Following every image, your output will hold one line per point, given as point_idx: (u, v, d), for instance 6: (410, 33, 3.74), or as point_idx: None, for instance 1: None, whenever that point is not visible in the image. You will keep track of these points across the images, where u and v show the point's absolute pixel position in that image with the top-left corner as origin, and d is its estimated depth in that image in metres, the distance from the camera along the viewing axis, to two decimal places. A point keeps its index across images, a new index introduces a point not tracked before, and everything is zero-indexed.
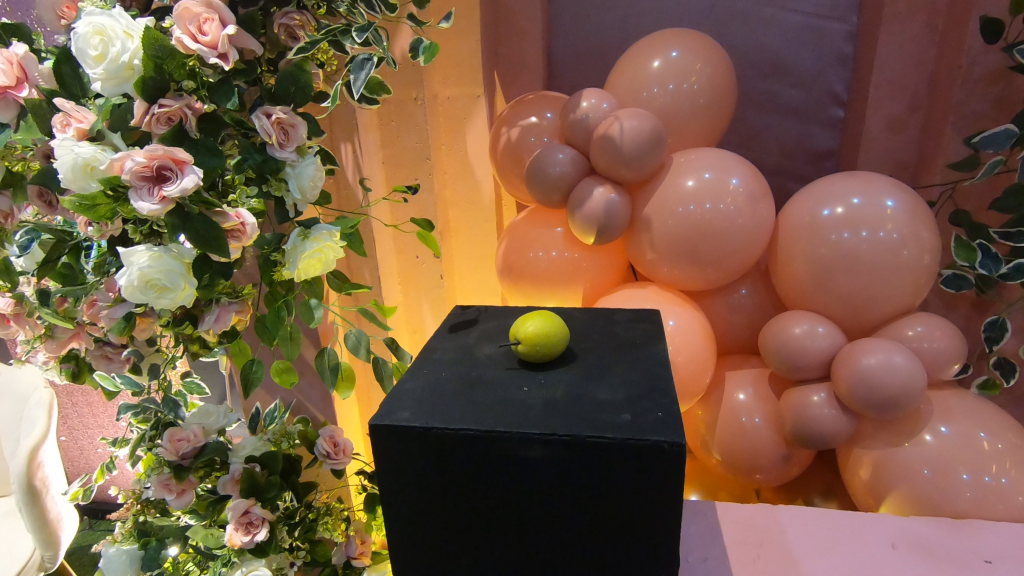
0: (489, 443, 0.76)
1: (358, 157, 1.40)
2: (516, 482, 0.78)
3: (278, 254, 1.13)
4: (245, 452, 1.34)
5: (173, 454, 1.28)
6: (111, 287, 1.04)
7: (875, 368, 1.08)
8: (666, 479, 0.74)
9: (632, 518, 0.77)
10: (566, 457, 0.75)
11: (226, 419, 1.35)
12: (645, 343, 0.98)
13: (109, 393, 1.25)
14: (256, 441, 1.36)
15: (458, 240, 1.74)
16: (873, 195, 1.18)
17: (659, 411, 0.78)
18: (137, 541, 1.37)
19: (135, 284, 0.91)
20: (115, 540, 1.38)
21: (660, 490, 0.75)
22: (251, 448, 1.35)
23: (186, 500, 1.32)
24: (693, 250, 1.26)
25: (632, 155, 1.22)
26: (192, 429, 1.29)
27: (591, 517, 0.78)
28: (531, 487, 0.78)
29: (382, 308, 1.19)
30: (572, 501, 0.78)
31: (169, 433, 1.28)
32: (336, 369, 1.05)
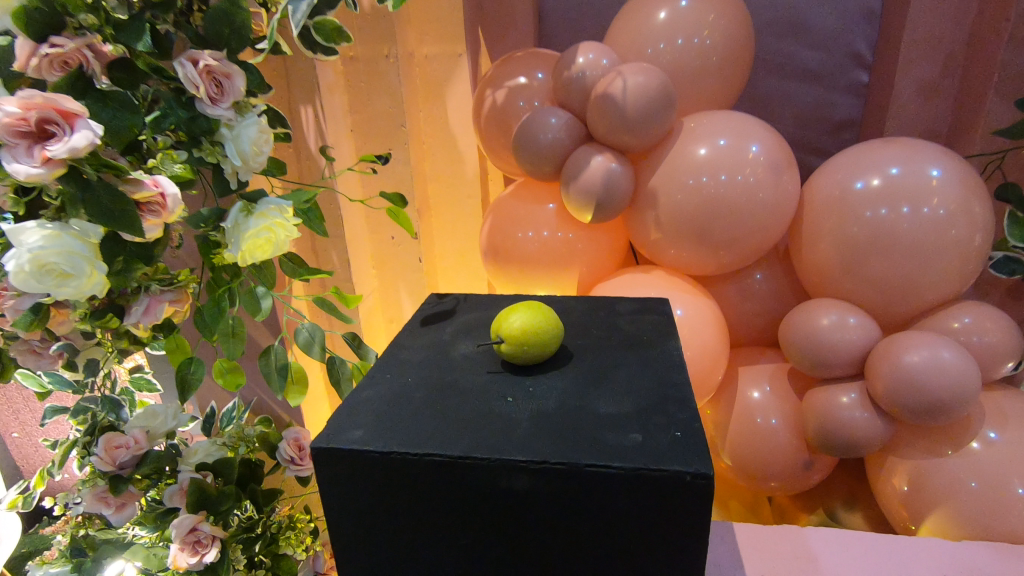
0: (462, 472, 0.60)
1: (321, 123, 1.22)
2: (495, 520, 0.62)
3: (217, 234, 0.94)
4: (195, 458, 1.17)
5: (109, 464, 1.09)
6: None
7: (918, 366, 0.93)
8: (685, 519, 0.58)
9: (641, 564, 0.62)
10: (560, 491, 0.59)
11: (175, 421, 1.17)
12: (653, 340, 0.82)
13: (39, 391, 1.10)
14: (209, 445, 1.19)
15: (439, 219, 1.56)
16: (915, 165, 1.01)
17: (677, 429, 0.62)
18: (70, 562, 1.16)
19: (26, 269, 0.72)
20: (45, 560, 1.16)
21: (679, 534, 0.59)
22: (204, 453, 1.18)
23: (127, 514, 1.16)
24: (705, 229, 1.09)
25: (637, 118, 1.05)
26: (133, 433, 1.12)
27: (591, 561, 0.62)
28: (516, 527, 0.62)
29: (345, 298, 1.01)
30: (567, 544, 0.62)
31: (105, 439, 1.09)
32: (284, 372, 0.88)
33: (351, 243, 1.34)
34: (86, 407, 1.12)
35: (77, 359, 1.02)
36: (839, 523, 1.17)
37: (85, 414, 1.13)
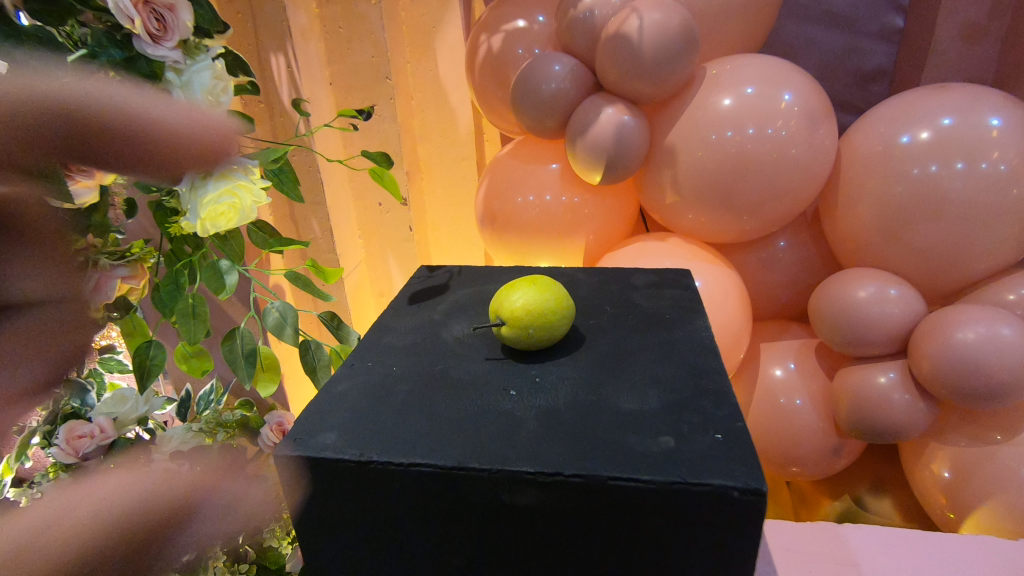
0: (456, 485, 0.50)
1: (295, 73, 1.07)
2: (497, 539, 0.52)
3: (172, 199, 0.82)
4: (172, 446, 0.97)
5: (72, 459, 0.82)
6: None
7: (971, 345, 0.83)
8: (728, 541, 0.48)
9: None
10: (576, 508, 0.49)
11: (149, 407, 0.93)
12: (677, 319, 0.71)
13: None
14: (185, 431, 0.99)
15: (430, 183, 1.43)
16: (972, 115, 0.88)
17: (716, 431, 0.51)
18: None
19: None
20: None
21: (718, 558, 0.49)
22: (179, 440, 0.98)
23: None
24: (730, 191, 0.96)
25: (655, 63, 0.91)
26: (100, 420, 0.85)
27: None
28: (522, 547, 0.52)
29: (323, 272, 0.89)
30: (580, 566, 0.52)
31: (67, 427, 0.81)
32: (252, 358, 0.77)
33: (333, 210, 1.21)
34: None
35: None
36: (866, 510, 1.09)
37: None
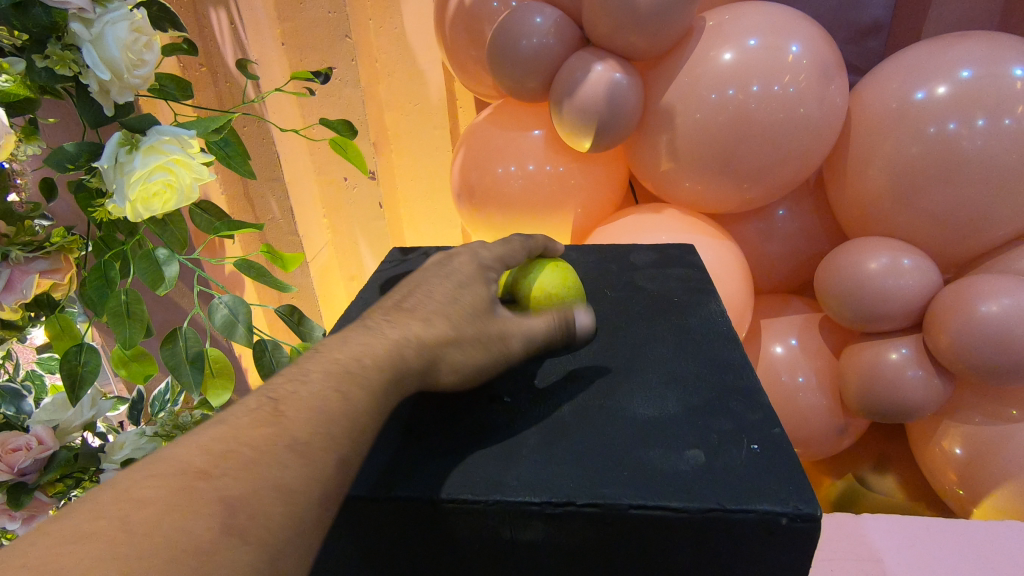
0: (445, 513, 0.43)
1: (238, 30, 0.93)
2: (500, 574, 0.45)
3: (93, 180, 0.69)
4: (122, 454, 0.84)
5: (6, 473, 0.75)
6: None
7: (994, 319, 0.77)
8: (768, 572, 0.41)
9: None
10: (589, 541, 0.41)
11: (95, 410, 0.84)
12: (687, 303, 0.63)
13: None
14: (138, 436, 0.86)
15: (399, 155, 1.32)
16: (994, 65, 0.80)
17: (751, 441, 0.43)
18: None
19: None
20: None
21: None
22: (133, 447, 0.85)
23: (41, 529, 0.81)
24: (732, 155, 0.87)
25: (651, 11, 0.80)
26: (35, 431, 0.77)
27: None
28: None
29: (280, 258, 0.78)
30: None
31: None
32: (199, 363, 0.66)
33: (292, 187, 1.09)
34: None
35: None
36: (869, 488, 1.05)
37: None
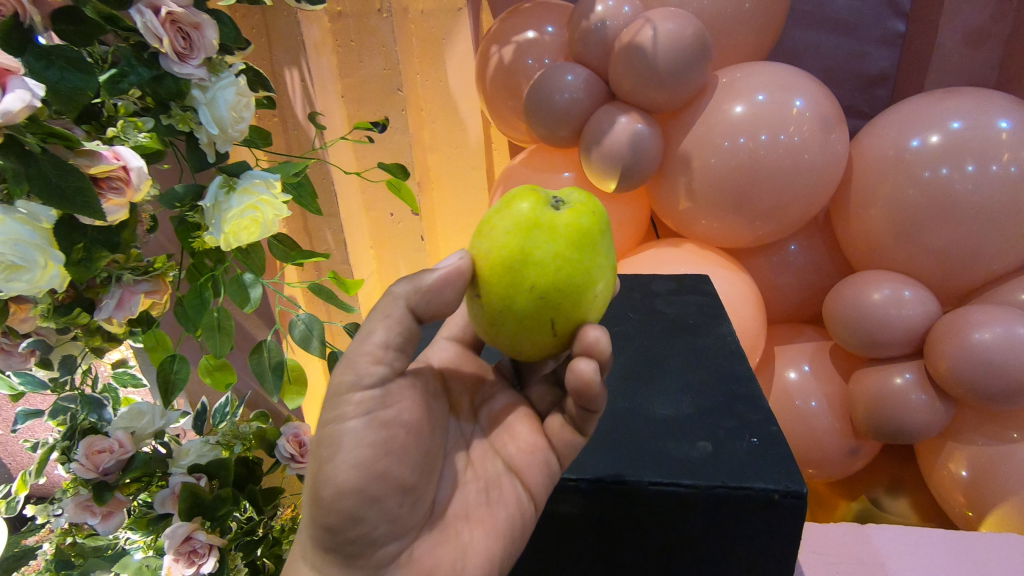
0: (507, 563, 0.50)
1: (309, 87, 1.07)
2: (550, 541, 0.57)
3: (195, 216, 0.78)
4: (188, 460, 0.90)
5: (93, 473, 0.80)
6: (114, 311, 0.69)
7: (988, 346, 0.85)
8: (759, 541, 0.52)
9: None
10: (621, 511, 0.53)
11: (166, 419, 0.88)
12: (701, 324, 0.74)
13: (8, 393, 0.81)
14: (202, 444, 0.92)
15: (440, 194, 1.45)
16: (981, 117, 0.89)
17: (752, 436, 0.55)
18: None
19: None
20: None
21: (759, 552, 0.53)
22: (196, 454, 0.91)
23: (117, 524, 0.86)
24: (744, 197, 0.97)
25: (669, 72, 0.92)
26: (118, 435, 0.82)
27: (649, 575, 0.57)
28: (570, 548, 0.57)
29: (345, 283, 0.88)
30: (618, 561, 0.57)
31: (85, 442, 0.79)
32: (279, 371, 0.78)
33: (347, 221, 1.22)
34: (63, 407, 0.82)
35: (49, 355, 0.77)
36: (882, 510, 1.12)
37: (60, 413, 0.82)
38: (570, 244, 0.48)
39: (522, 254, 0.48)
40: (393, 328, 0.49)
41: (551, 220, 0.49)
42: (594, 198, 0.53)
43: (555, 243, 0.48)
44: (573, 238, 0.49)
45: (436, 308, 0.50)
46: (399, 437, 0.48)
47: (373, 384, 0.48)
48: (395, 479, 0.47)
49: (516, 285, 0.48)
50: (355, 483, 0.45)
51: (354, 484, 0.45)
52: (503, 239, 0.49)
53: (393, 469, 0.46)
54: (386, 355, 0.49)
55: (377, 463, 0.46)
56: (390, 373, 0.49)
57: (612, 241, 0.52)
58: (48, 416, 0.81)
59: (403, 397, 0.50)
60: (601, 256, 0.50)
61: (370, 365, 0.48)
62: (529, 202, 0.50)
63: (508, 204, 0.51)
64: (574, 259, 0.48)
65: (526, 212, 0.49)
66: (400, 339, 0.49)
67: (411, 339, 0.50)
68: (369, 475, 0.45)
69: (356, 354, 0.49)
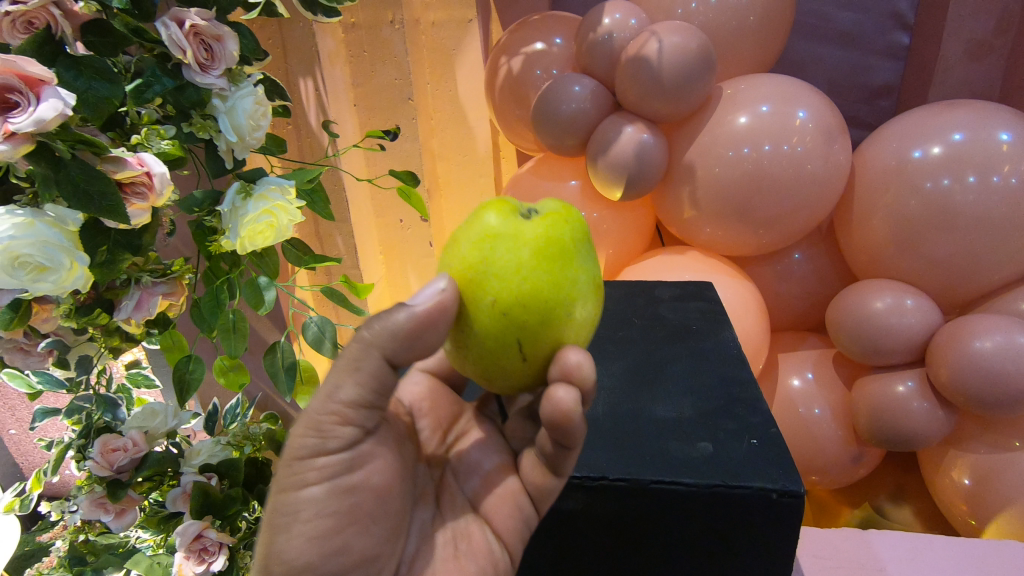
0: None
1: (322, 96, 1.10)
2: (562, 535, 0.62)
3: (212, 220, 0.80)
4: (200, 459, 0.91)
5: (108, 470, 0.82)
6: (141, 306, 0.72)
7: (989, 355, 0.86)
8: (754, 534, 0.57)
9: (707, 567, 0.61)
10: (629, 508, 0.57)
11: (178, 419, 0.90)
12: (703, 331, 0.77)
13: (27, 392, 0.83)
14: (213, 444, 0.93)
15: (449, 201, 1.48)
16: (981, 129, 0.91)
17: (750, 438, 0.59)
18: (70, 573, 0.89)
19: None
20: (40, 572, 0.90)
21: (757, 545, 0.58)
22: (207, 454, 0.92)
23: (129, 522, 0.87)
24: (748, 206, 0.99)
25: (674, 84, 0.94)
26: (132, 434, 0.84)
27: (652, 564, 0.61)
28: (579, 540, 0.62)
29: (357, 287, 0.89)
30: (619, 554, 0.61)
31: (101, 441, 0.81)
32: (292, 371, 0.80)
33: (358, 227, 1.24)
34: (79, 407, 0.83)
35: (68, 355, 0.78)
36: (886, 518, 1.14)
37: (77, 414, 0.84)
38: (532, 255, 0.48)
39: (482, 266, 0.48)
40: (362, 379, 0.48)
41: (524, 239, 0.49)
42: (575, 213, 0.52)
43: (517, 255, 0.48)
44: (537, 250, 0.48)
45: (412, 349, 0.48)
46: (362, 507, 0.49)
47: (339, 451, 0.48)
48: (356, 551, 0.49)
49: (477, 298, 0.49)
50: (311, 556, 0.47)
51: (311, 557, 0.47)
52: (467, 251, 0.50)
53: (351, 542, 0.49)
54: (354, 417, 0.49)
55: (336, 535, 0.48)
56: (357, 436, 0.49)
57: (590, 256, 0.51)
58: (64, 414, 0.82)
59: (369, 463, 0.50)
60: (572, 269, 0.49)
61: (338, 429, 0.48)
62: (498, 216, 0.51)
63: (480, 218, 0.52)
64: (536, 270, 0.48)
65: (493, 225, 0.50)
66: (368, 395, 0.48)
67: (384, 391, 0.49)
68: (327, 548, 0.48)
69: (320, 415, 0.48)
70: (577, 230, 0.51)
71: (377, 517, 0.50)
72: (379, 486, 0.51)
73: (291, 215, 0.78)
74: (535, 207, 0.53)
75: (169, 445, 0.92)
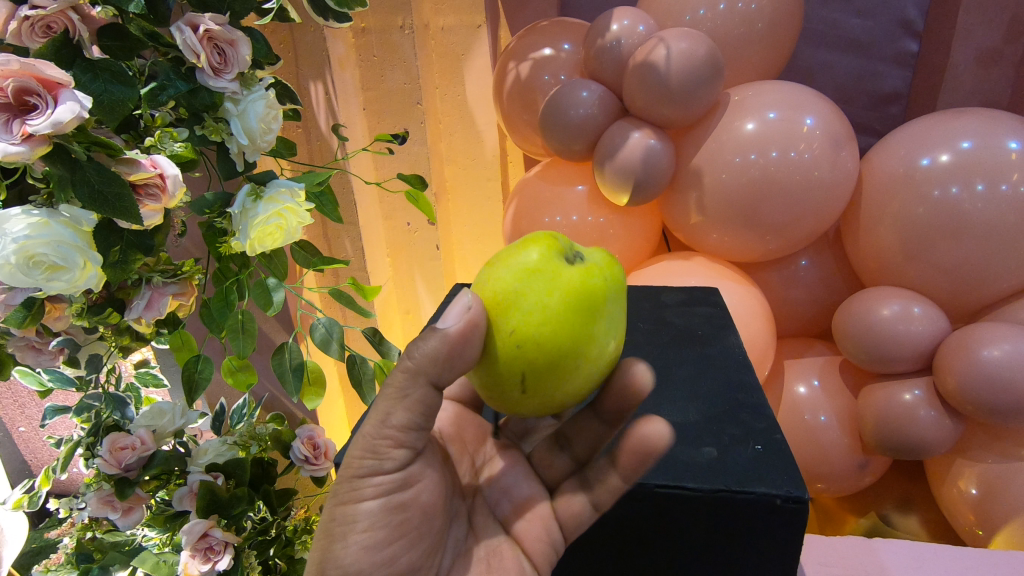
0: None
1: (332, 100, 1.11)
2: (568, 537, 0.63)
3: (224, 221, 0.80)
4: (207, 458, 0.91)
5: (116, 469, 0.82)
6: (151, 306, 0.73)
7: (997, 364, 0.86)
8: (758, 539, 0.57)
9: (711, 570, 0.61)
10: (635, 511, 0.58)
11: (186, 418, 0.91)
12: (710, 336, 0.77)
13: (39, 390, 0.84)
14: (220, 443, 0.93)
15: (457, 204, 1.49)
16: (990, 137, 0.91)
17: (755, 443, 0.60)
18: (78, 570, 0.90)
19: (12, 262, 0.57)
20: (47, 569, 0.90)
21: (762, 550, 0.58)
22: (214, 453, 0.92)
23: (136, 519, 0.87)
24: (755, 212, 0.99)
25: (681, 90, 0.95)
26: (140, 432, 0.85)
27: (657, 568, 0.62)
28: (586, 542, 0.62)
29: (365, 290, 0.89)
30: (624, 554, 0.62)
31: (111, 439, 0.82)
32: (300, 371, 0.80)
33: (366, 229, 1.25)
34: (89, 405, 0.84)
35: (79, 354, 0.79)
36: (892, 527, 1.14)
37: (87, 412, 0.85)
38: (558, 302, 0.51)
39: (508, 300, 0.52)
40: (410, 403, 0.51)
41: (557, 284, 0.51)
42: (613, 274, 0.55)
43: (545, 297, 0.51)
44: (564, 296, 0.51)
45: (448, 364, 0.51)
46: (411, 522, 0.54)
47: (393, 471, 0.53)
48: (401, 560, 0.54)
49: (496, 327, 0.52)
50: (364, 564, 0.52)
51: (364, 565, 0.52)
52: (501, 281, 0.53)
53: (398, 553, 0.54)
54: (406, 440, 0.52)
55: (387, 546, 0.53)
56: (409, 458, 0.53)
57: (617, 307, 0.54)
58: (74, 413, 0.82)
59: (418, 482, 0.55)
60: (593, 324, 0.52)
61: (393, 451, 0.52)
62: (540, 253, 0.53)
63: (521, 251, 0.54)
64: (559, 314, 0.51)
65: (531, 262, 0.53)
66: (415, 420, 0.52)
67: (431, 415, 0.53)
68: (377, 557, 0.53)
69: (377, 442, 0.51)
70: (611, 281, 0.54)
71: (421, 532, 0.55)
72: (424, 503, 0.55)
73: (302, 219, 0.79)
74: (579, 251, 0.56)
75: (176, 444, 0.92)
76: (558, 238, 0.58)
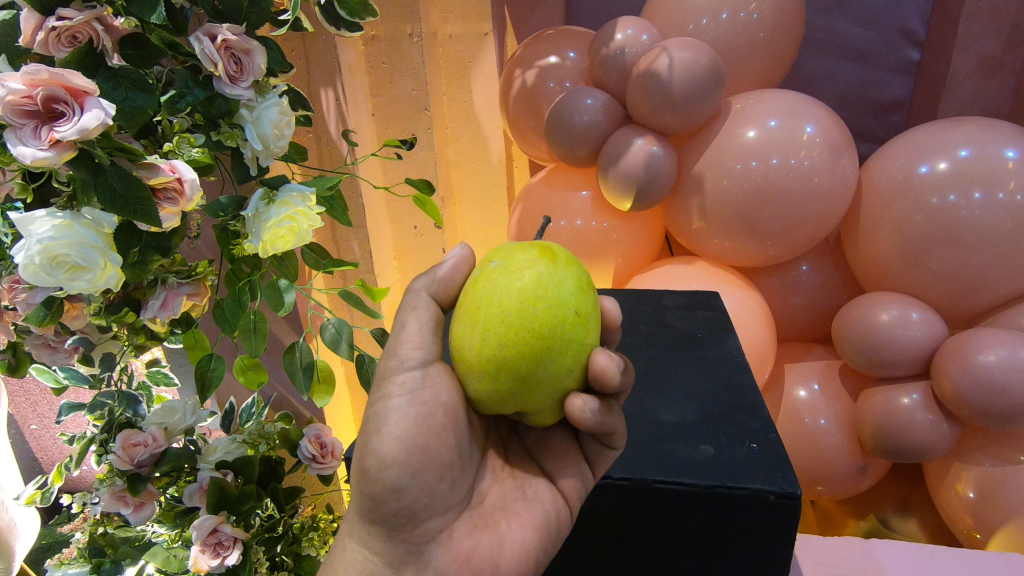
0: (541, 557, 0.58)
1: (343, 106, 1.13)
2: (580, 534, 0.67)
3: (236, 224, 0.82)
4: (216, 456, 0.93)
5: (127, 464, 0.84)
6: (169, 302, 0.75)
7: (993, 368, 0.87)
8: (755, 530, 0.61)
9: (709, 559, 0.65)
10: (638, 503, 0.63)
11: (196, 416, 0.92)
12: (709, 340, 0.80)
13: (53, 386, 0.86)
14: (229, 441, 0.94)
15: (463, 208, 1.51)
16: (988, 145, 0.92)
17: (750, 442, 0.64)
18: (90, 563, 0.92)
19: (38, 262, 0.59)
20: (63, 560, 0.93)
21: (760, 543, 0.62)
22: (224, 451, 0.93)
23: (147, 515, 0.89)
24: (757, 218, 1.01)
25: (684, 98, 0.97)
26: (151, 430, 0.86)
27: (655, 554, 0.66)
28: (593, 536, 0.67)
29: (373, 290, 0.90)
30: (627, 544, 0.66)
31: (124, 436, 0.84)
32: (310, 370, 0.83)
33: (374, 232, 1.27)
34: (103, 402, 0.85)
35: (91, 353, 0.81)
36: (890, 529, 1.16)
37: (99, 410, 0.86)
38: (510, 301, 0.51)
39: (482, 326, 0.52)
40: (424, 318, 0.59)
41: (520, 291, 0.52)
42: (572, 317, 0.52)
43: (487, 396, 0.54)
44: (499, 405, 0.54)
45: (449, 289, 0.61)
46: (437, 415, 0.55)
47: (415, 368, 0.57)
48: (434, 451, 0.55)
49: (467, 303, 0.54)
50: (398, 454, 0.54)
51: (397, 454, 0.53)
52: (462, 352, 0.53)
53: (430, 444, 0.55)
54: (423, 342, 0.58)
55: (417, 441, 0.54)
56: (425, 356, 0.58)
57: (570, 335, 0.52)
58: (88, 410, 0.84)
59: (438, 381, 0.57)
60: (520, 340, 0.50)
61: (412, 349, 0.58)
62: (501, 349, 0.51)
63: (498, 331, 0.51)
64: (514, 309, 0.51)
65: (552, 303, 0.51)
66: (434, 333, 0.59)
67: (437, 322, 0.60)
68: (410, 446, 0.54)
69: (400, 347, 0.58)
70: (568, 387, 0.53)
71: (450, 429, 0.56)
72: (449, 401, 0.57)
73: (314, 222, 0.81)
74: (555, 345, 0.51)
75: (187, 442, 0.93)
76: (554, 311, 0.51)
